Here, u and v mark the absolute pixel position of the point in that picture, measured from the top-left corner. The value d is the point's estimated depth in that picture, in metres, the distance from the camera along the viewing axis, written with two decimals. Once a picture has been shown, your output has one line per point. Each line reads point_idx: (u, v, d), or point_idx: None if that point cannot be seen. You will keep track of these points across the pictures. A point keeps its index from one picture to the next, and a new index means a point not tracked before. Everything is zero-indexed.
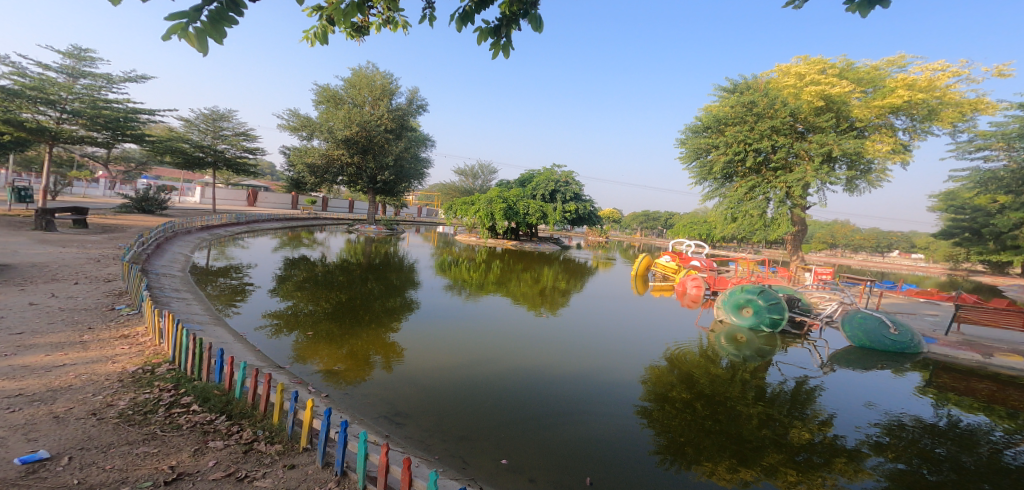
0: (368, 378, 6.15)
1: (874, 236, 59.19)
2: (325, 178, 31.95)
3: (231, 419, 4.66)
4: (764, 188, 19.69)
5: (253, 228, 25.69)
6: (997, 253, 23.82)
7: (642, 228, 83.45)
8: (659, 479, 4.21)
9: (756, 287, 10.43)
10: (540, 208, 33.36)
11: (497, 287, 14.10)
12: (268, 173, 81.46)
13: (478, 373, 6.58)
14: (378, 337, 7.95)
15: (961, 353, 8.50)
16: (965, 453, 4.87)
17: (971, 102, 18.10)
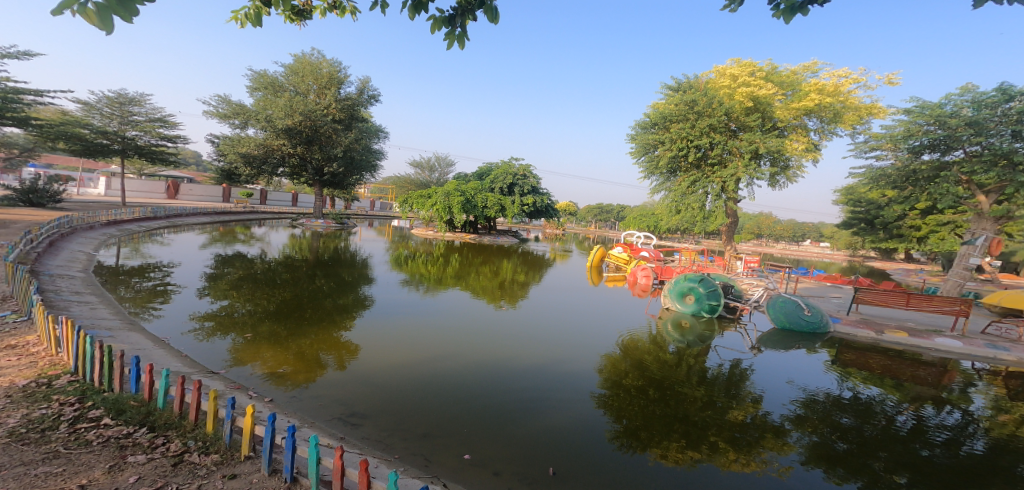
0: (320, 380, 5.95)
1: (786, 227, 66.64)
2: (262, 169, 30.81)
3: (153, 431, 4.32)
4: (704, 182, 20.93)
5: (172, 223, 23.63)
6: (885, 241, 27.04)
7: (597, 221, 87.12)
8: (614, 463, 4.44)
9: (697, 276, 11.19)
10: (498, 202, 33.53)
11: (456, 281, 14.00)
12: (192, 163, 75.53)
13: (437, 368, 6.57)
14: (329, 336, 7.69)
15: (859, 331, 9.64)
16: (866, 422, 5.52)
17: (868, 107, 20.27)
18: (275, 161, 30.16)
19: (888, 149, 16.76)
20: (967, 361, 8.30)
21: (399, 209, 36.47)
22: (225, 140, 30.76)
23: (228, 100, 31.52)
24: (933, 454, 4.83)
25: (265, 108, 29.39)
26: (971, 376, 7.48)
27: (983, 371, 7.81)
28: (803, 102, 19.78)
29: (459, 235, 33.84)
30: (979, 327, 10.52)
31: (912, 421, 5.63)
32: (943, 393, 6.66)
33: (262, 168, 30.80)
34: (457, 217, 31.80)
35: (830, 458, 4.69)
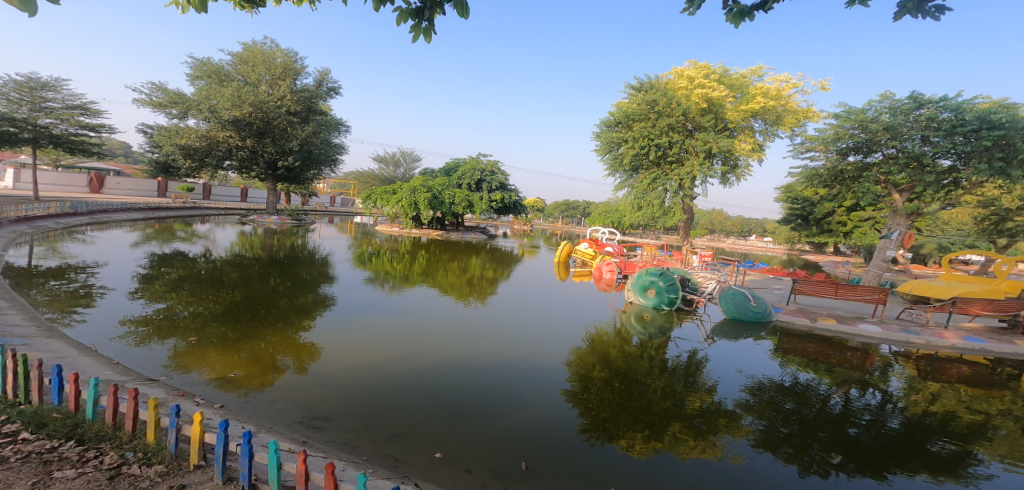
0: (276, 384, 5.70)
1: (735, 223, 70.41)
2: (206, 161, 28.65)
3: (83, 444, 3.98)
4: (663, 180, 21.70)
5: (98, 219, 21.78)
6: (817, 235, 29.26)
7: (564, 217, 89.12)
8: (583, 455, 4.56)
9: (658, 270, 11.63)
10: (466, 199, 33.29)
11: (423, 278, 13.77)
12: (121, 155, 69.78)
13: (404, 368, 6.44)
14: (287, 337, 7.37)
15: (797, 319, 10.38)
16: (805, 406, 5.96)
17: (804, 111, 21.70)
18: (221, 154, 28.37)
19: (820, 151, 18.00)
20: (886, 345, 9.12)
21: (362, 205, 35.46)
22: (160, 131, 28.65)
23: (164, 87, 29.39)
24: (861, 433, 5.28)
25: (207, 97, 27.52)
26: (889, 359, 8.23)
27: (899, 353, 8.61)
28: (750, 104, 20.76)
29: (426, 231, 33.35)
30: (896, 314, 11.57)
31: (845, 403, 6.13)
32: (868, 376, 7.28)
33: (204, 161, 28.96)
34: (425, 214, 31.36)
35: (775, 441, 5.03)
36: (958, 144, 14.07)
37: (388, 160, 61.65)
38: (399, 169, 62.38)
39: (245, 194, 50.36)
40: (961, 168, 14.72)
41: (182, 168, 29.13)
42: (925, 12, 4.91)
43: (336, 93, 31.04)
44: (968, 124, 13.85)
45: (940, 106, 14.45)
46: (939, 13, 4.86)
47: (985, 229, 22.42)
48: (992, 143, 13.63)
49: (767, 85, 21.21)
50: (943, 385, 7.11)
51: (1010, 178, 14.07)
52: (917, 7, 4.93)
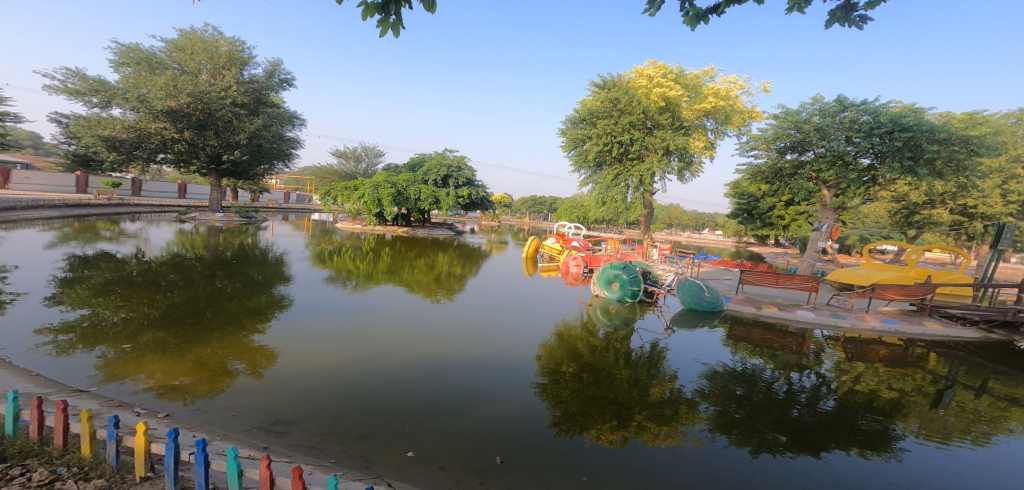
0: (228, 390, 5.38)
1: (690, 218, 73.69)
2: (136, 155, 26.60)
3: (5, 462, 3.59)
4: (625, 176, 22.38)
5: (4, 218, 19.49)
6: (761, 229, 31.24)
7: (531, 212, 89.91)
8: (554, 446, 4.64)
9: (621, 263, 11.97)
10: (432, 195, 32.72)
11: (388, 276, 13.42)
12: (33, 147, 63.08)
13: (370, 368, 6.27)
14: (238, 341, 6.97)
15: (743, 308, 11.05)
16: (754, 390, 6.36)
17: (749, 112, 22.91)
18: (155, 146, 26.23)
19: (762, 149, 19.13)
20: (818, 330, 9.86)
21: (320, 202, 34.04)
22: (79, 121, 26.09)
23: (82, 74, 26.74)
24: (803, 414, 5.72)
25: (136, 86, 25.33)
26: (822, 343, 8.93)
27: (830, 337, 9.38)
28: (702, 104, 21.70)
29: (390, 228, 32.54)
30: (826, 300, 12.52)
31: (788, 386, 6.59)
32: (804, 360, 7.86)
33: (134, 153, 26.73)
34: (389, 211, 30.58)
35: (729, 424, 5.34)
36: (875, 145, 15.41)
37: (348, 155, 58.95)
38: (361, 165, 59.93)
39: (185, 190, 47.09)
40: (878, 166, 16.17)
41: (108, 161, 26.74)
42: (851, 21, 5.36)
43: (290, 85, 29.51)
44: (883, 127, 15.18)
45: (860, 109, 15.73)
46: (863, 22, 5.32)
47: (899, 222, 24.81)
48: (903, 143, 15.01)
49: (717, 86, 22.28)
50: (867, 365, 7.79)
51: (917, 176, 15.61)
52: (845, 15, 5.36)
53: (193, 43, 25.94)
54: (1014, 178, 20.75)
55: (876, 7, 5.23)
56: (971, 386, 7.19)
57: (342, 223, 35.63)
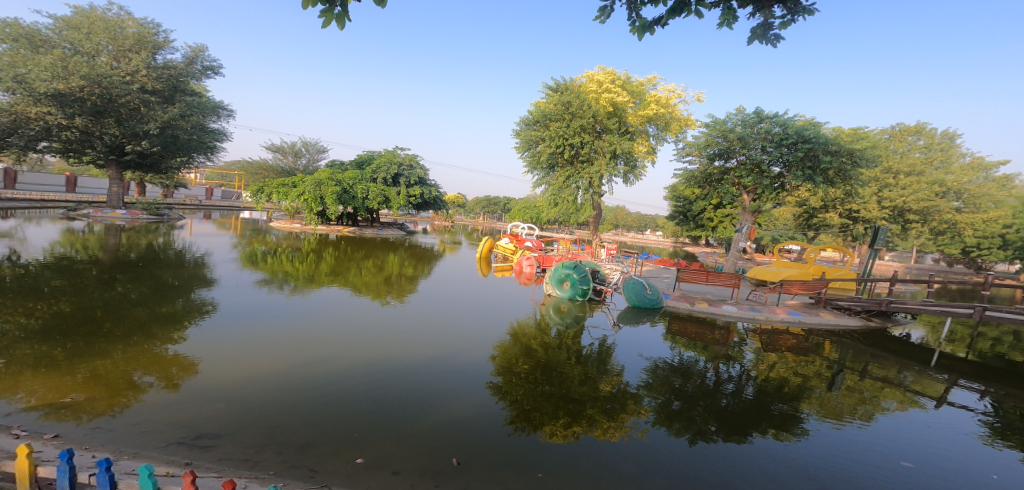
0: (136, 404, 4.94)
1: (635, 219, 77.10)
2: (12, 142, 23.19)
3: None
4: (576, 178, 23.11)
5: None
6: (694, 230, 33.28)
7: (486, 212, 90.43)
8: (510, 445, 4.67)
9: (572, 263, 12.28)
10: (380, 193, 31.92)
11: (331, 278, 12.87)
12: None
13: (312, 375, 5.96)
14: (149, 351, 6.40)
15: (678, 304, 11.70)
16: (693, 382, 6.72)
17: (685, 120, 23.85)
18: (35, 133, 23.17)
19: (695, 156, 20.24)
20: (741, 323, 10.61)
21: (252, 199, 31.36)
22: None
23: None
24: (732, 401, 6.13)
25: (13, 64, 21.95)
26: (745, 335, 9.61)
27: (750, 329, 10.11)
28: (646, 110, 22.38)
29: (335, 227, 31.32)
30: (746, 295, 13.49)
31: (718, 376, 7.04)
32: (730, 351, 8.42)
33: (7, 140, 23.19)
34: (333, 210, 29.46)
35: (671, 415, 5.61)
36: (784, 154, 16.79)
37: (286, 150, 55.79)
38: (301, 161, 57.10)
39: (74, 183, 42.29)
40: (786, 174, 17.50)
41: None
42: (768, 39, 5.83)
43: (216, 73, 27.36)
44: (791, 138, 16.53)
45: (774, 121, 16.94)
46: (778, 41, 5.80)
47: (801, 225, 27.01)
48: (805, 154, 16.50)
49: (660, 94, 23.13)
50: (785, 354, 8.49)
51: (815, 184, 17.19)
52: (763, 34, 5.81)
53: (90, 21, 23.61)
54: (887, 187, 23.33)
55: (789, 26, 5.71)
56: (858, 369, 8.02)
57: (275, 223, 32.79)
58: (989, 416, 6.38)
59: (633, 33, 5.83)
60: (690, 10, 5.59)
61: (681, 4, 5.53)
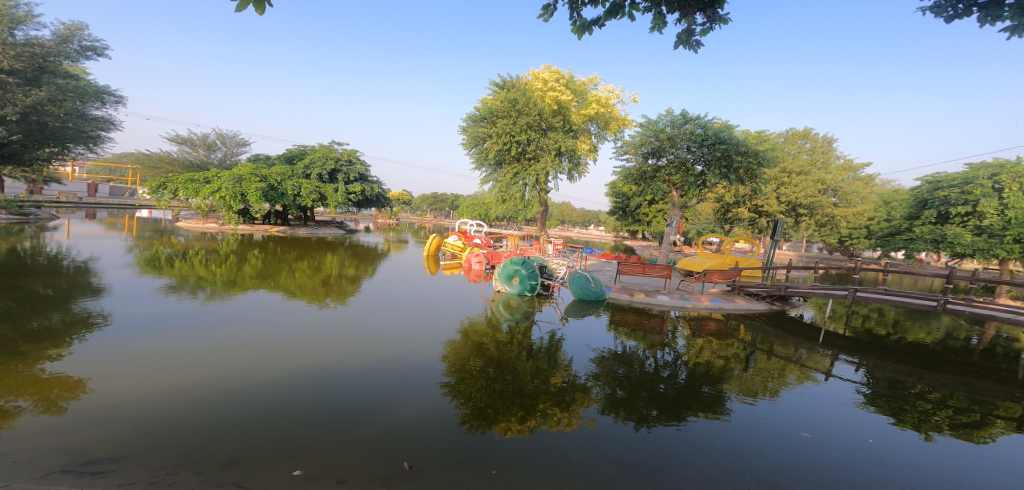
0: (10, 430, 4.71)
1: (580, 215, 80.22)
2: None
3: None
4: (523, 175, 23.27)
5: None
6: (632, 224, 36.02)
7: (433, 209, 90.35)
8: (462, 443, 4.98)
9: (520, 259, 12.44)
10: (315, 190, 30.56)
11: (258, 281, 11.88)
12: None
13: (237, 387, 5.94)
14: (17, 371, 5.80)
15: (618, 296, 12.43)
16: (634, 369, 7.25)
17: (623, 120, 24.84)
18: None
19: (632, 154, 21.28)
20: (673, 311, 11.47)
21: (151, 195, 26.98)
22: None
23: None
24: (669, 386, 6.66)
25: None
26: (676, 322, 10.43)
27: (682, 316, 10.98)
28: (588, 109, 23.23)
29: (262, 227, 28.77)
30: (676, 285, 14.57)
31: (656, 363, 7.62)
32: (664, 338, 9.08)
33: None
34: (258, 207, 27.11)
35: (618, 403, 6.05)
36: (705, 154, 18.24)
37: (197, 143, 49.84)
38: (215, 155, 51.24)
39: None
40: (707, 172, 19.03)
41: None
42: (690, 43, 6.64)
43: (99, 55, 23.66)
44: (710, 139, 18.05)
45: (697, 123, 18.39)
46: (697, 46, 6.63)
47: (721, 219, 30.17)
48: (721, 154, 18.10)
49: (601, 94, 23.91)
50: (708, 338, 9.30)
51: (731, 182, 18.88)
52: (687, 39, 6.59)
53: None
54: (783, 185, 26.29)
55: (708, 33, 6.53)
56: (766, 350, 8.99)
57: (183, 223, 29.35)
58: (868, 386, 7.44)
59: (574, 30, 6.60)
60: (624, 13, 6.30)
61: (617, 8, 6.31)
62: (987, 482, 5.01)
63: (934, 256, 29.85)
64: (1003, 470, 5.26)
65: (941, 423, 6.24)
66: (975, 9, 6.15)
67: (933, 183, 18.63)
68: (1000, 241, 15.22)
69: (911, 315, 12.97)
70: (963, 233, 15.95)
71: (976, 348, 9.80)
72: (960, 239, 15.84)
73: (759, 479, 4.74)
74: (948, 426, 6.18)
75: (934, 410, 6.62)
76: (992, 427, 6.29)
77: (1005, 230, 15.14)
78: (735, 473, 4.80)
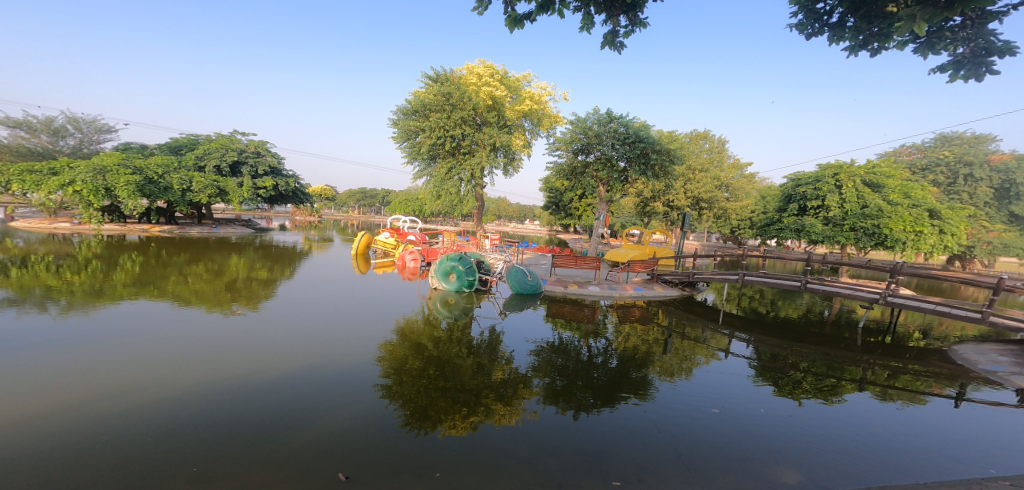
0: None
1: (515, 210, 82.30)
2: None
3: None
4: (458, 170, 22.92)
5: None
6: (564, 219, 37.68)
7: (361, 206, 87.31)
8: (403, 446, 5.02)
9: (457, 255, 12.26)
10: (210, 185, 27.68)
11: (136, 289, 10.28)
12: None
13: (120, 408, 5.58)
14: None
15: (553, 289, 12.80)
16: (571, 359, 7.62)
17: (555, 117, 25.40)
18: None
19: (563, 151, 21.88)
20: (603, 301, 12.08)
21: None
22: None
23: None
24: (602, 373, 7.10)
25: None
26: (605, 311, 11.03)
27: (611, 305, 11.60)
28: (522, 105, 23.40)
29: (138, 226, 25.07)
30: (605, 275, 15.32)
31: (590, 351, 8.03)
32: (596, 327, 9.57)
33: None
34: (133, 203, 23.51)
35: (557, 393, 6.35)
36: (627, 151, 19.39)
37: (38, 127, 42.31)
38: (64, 141, 43.88)
39: None
40: (629, 169, 20.17)
41: None
42: (614, 44, 7.59)
43: None
44: (631, 137, 19.13)
45: (620, 122, 19.36)
46: (620, 48, 7.57)
47: (642, 212, 32.57)
48: (640, 151, 19.34)
49: (535, 91, 24.24)
50: (633, 325, 9.94)
51: (649, 178, 20.29)
52: (612, 40, 7.54)
53: None
54: (689, 181, 28.97)
55: (628, 38, 7.47)
56: (680, 332, 9.82)
57: (21, 222, 24.29)
58: (755, 360, 8.45)
59: (508, 22, 7.19)
60: (553, 11, 6.96)
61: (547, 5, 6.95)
62: (848, 437, 5.93)
63: (797, 244, 34.52)
64: (856, 425, 6.28)
65: (808, 389, 7.29)
66: (825, 28, 7.16)
67: (795, 180, 21.57)
68: (841, 229, 18.12)
69: (783, 295, 15.03)
70: (816, 223, 18.70)
71: (829, 321, 11.61)
72: (813, 228, 18.56)
73: (680, 453, 5.19)
74: (813, 391, 7.25)
75: (805, 378, 7.73)
76: (843, 389, 7.47)
77: (844, 220, 18.08)
78: (659, 450, 5.22)
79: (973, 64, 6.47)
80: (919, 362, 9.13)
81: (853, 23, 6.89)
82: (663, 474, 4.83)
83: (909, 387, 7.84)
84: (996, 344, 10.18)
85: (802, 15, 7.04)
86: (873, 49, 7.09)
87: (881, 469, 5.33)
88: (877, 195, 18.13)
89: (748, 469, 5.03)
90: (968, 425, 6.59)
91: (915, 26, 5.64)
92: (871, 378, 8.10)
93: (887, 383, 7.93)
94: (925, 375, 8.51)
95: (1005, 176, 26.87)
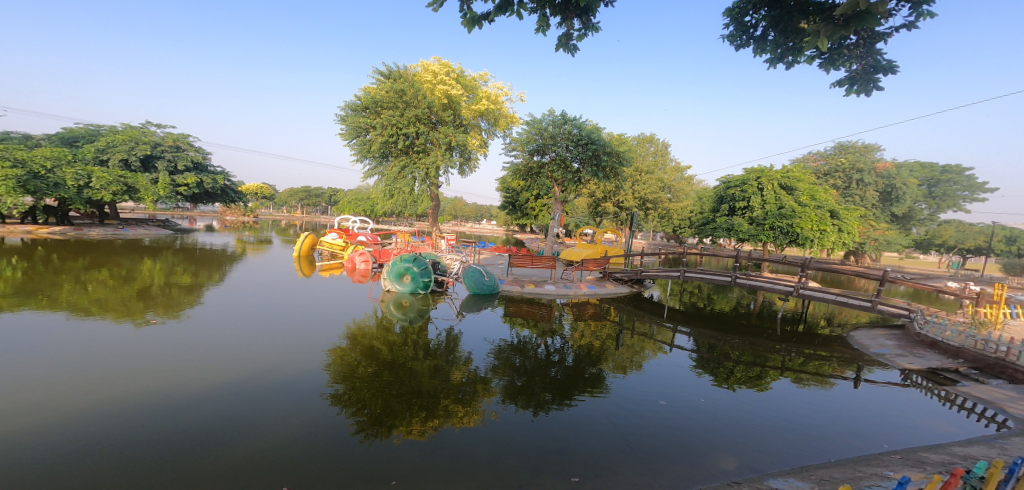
0: None
1: (471, 210, 81.64)
2: None
3: None
4: (412, 169, 22.28)
5: None
6: (520, 218, 37.93)
7: (303, 205, 82.71)
8: (357, 454, 4.72)
9: (411, 256, 11.90)
10: (116, 181, 25.00)
11: (22, 299, 8.98)
12: None
13: (19, 427, 4.88)
14: None
15: (509, 288, 12.74)
16: (529, 358, 7.57)
17: (511, 117, 25.32)
18: None
19: (519, 151, 21.94)
20: (559, 299, 12.19)
21: None
22: None
23: None
24: (560, 371, 7.11)
25: None
26: (561, 309, 11.13)
27: (566, 303, 11.74)
28: (478, 105, 23.07)
29: (21, 227, 21.99)
30: (560, 274, 15.50)
31: (547, 350, 8.04)
32: (552, 325, 9.61)
33: None
34: (14, 201, 20.60)
35: (516, 392, 6.28)
36: (579, 153, 19.79)
37: None
38: None
39: None
40: (583, 170, 20.53)
41: None
42: (569, 46, 7.53)
43: None
44: (583, 139, 19.58)
45: (573, 124, 19.76)
46: (575, 50, 7.51)
47: (593, 212, 33.44)
48: (592, 153, 19.81)
49: (492, 91, 24.01)
50: (587, 322, 10.09)
51: (601, 179, 20.78)
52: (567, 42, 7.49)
53: None
54: (636, 182, 30.14)
55: (583, 40, 7.43)
56: (631, 327, 10.12)
57: None
58: (697, 351, 8.87)
59: (464, 22, 6.95)
60: (508, 12, 6.81)
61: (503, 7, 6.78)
62: (779, 420, 6.37)
63: (730, 242, 36.98)
64: (786, 408, 6.77)
65: (743, 377, 7.76)
66: (751, 41, 7.64)
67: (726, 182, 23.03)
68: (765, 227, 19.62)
69: (718, 290, 16.01)
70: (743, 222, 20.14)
71: (758, 313, 12.48)
72: (740, 227, 19.95)
73: (633, 445, 5.28)
74: (747, 379, 7.72)
75: (741, 367, 8.23)
76: (772, 376, 8.02)
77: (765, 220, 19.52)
78: (613, 444, 5.28)
79: (863, 80, 7.19)
80: (828, 348, 10.02)
81: (772, 37, 7.41)
82: (617, 467, 4.89)
83: (825, 371, 8.58)
84: (883, 330, 11.46)
85: (732, 26, 7.46)
86: (788, 62, 7.63)
87: (808, 448, 5.74)
88: (791, 198, 19.73)
89: (695, 457, 5.21)
90: (876, 403, 7.30)
91: (820, 40, 6.15)
92: (797, 365, 8.77)
93: (811, 368, 8.63)
94: (841, 360, 9.33)
95: (888, 181, 30.49)
